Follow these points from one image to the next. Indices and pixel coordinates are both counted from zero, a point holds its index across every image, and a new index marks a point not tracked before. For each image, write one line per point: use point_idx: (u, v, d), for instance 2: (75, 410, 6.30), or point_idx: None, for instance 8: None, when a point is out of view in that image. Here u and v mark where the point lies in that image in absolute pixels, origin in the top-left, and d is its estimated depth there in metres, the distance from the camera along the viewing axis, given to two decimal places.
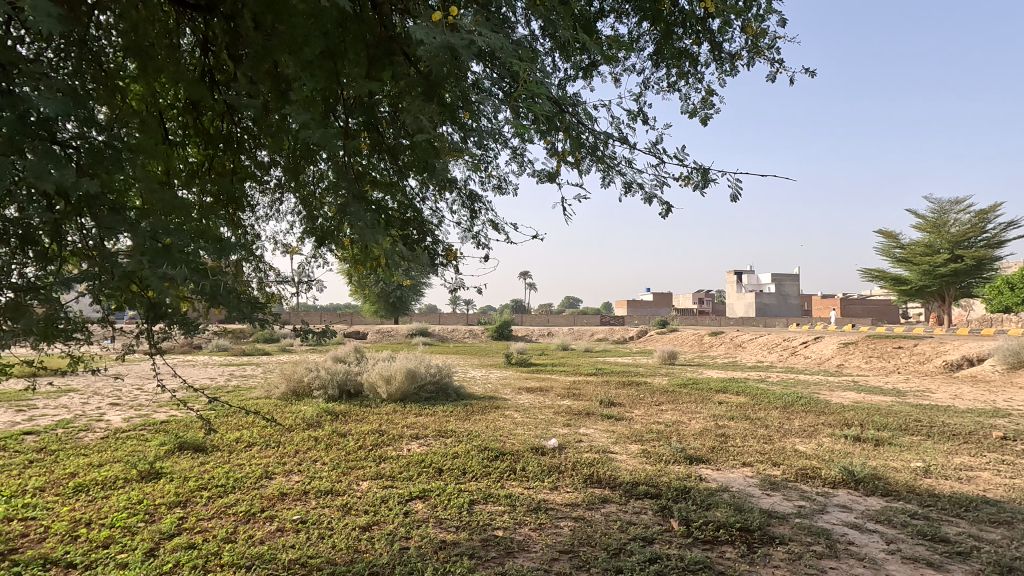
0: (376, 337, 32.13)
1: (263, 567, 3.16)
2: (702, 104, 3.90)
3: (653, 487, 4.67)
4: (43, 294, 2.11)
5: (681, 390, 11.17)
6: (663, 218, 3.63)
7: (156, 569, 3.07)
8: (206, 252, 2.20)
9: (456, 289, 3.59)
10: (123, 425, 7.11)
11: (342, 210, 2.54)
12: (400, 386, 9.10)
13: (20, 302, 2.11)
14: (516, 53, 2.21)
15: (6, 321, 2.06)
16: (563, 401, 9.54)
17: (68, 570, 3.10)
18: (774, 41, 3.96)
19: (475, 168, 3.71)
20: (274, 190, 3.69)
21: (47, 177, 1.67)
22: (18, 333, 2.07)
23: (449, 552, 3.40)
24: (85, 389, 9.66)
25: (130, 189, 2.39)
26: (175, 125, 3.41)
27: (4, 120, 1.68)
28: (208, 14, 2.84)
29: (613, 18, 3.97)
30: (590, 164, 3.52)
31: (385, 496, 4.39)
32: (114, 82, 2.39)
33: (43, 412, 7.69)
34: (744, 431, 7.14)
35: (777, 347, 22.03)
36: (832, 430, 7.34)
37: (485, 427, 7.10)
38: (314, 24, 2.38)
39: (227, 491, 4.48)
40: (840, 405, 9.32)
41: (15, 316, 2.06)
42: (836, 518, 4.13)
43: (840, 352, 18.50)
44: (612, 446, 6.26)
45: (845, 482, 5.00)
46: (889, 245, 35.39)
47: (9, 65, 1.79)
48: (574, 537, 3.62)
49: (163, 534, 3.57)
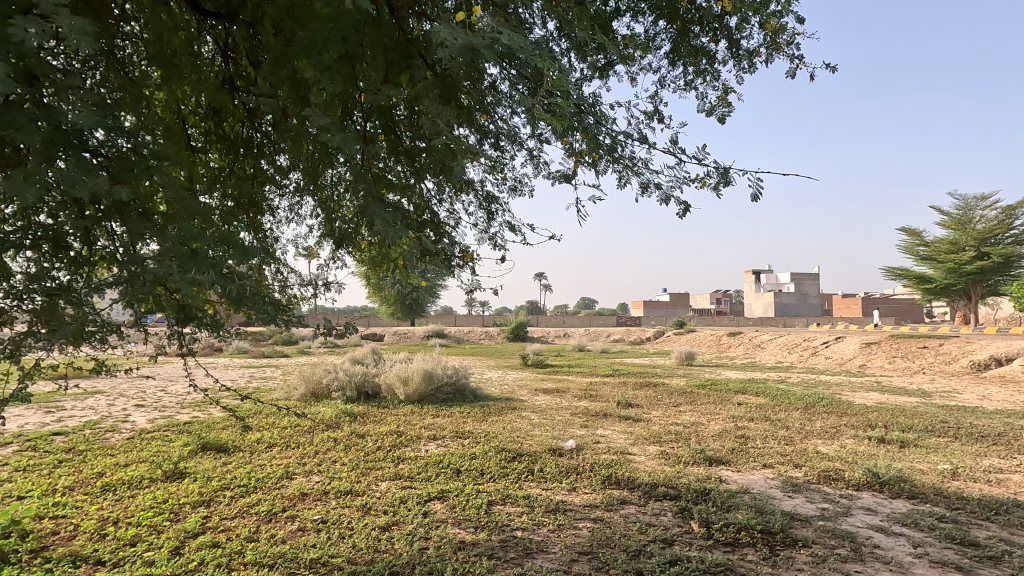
0: (393, 339, 32.42)
1: (286, 566, 3.19)
2: (719, 102, 3.86)
3: (673, 489, 4.63)
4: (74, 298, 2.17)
5: (700, 390, 11.08)
6: (681, 218, 3.58)
7: (182, 567, 3.12)
8: (231, 257, 2.25)
9: (474, 291, 3.58)
10: (148, 426, 7.26)
11: (361, 212, 2.56)
12: (418, 388, 9.17)
13: (54, 306, 2.17)
14: (536, 53, 2.21)
15: (43, 325, 2.14)
16: (580, 402, 9.52)
17: (96, 567, 3.17)
18: (793, 37, 3.91)
19: (491, 170, 3.72)
20: (293, 194, 3.73)
21: (82, 186, 1.72)
22: (51, 337, 2.12)
23: (469, 553, 3.40)
24: (111, 390, 9.90)
25: (156, 194, 2.45)
26: (197, 131, 3.48)
27: (41, 132, 1.73)
28: (228, 22, 2.89)
29: (629, 18, 3.94)
30: (607, 164, 3.50)
31: (404, 496, 4.42)
32: (140, 90, 2.45)
33: (71, 413, 7.89)
34: (764, 432, 7.05)
35: (797, 347, 21.73)
36: (855, 431, 7.22)
37: (502, 428, 7.10)
38: (334, 28, 2.39)
39: (249, 491, 4.55)
40: (863, 407, 9.14)
41: (51, 320, 2.12)
42: (861, 521, 4.05)
43: (862, 352, 18.19)
44: (630, 448, 6.23)
45: (870, 484, 4.91)
46: (912, 243, 34.66)
47: (41, 79, 1.85)
48: (593, 538, 3.61)
49: (187, 533, 3.64)
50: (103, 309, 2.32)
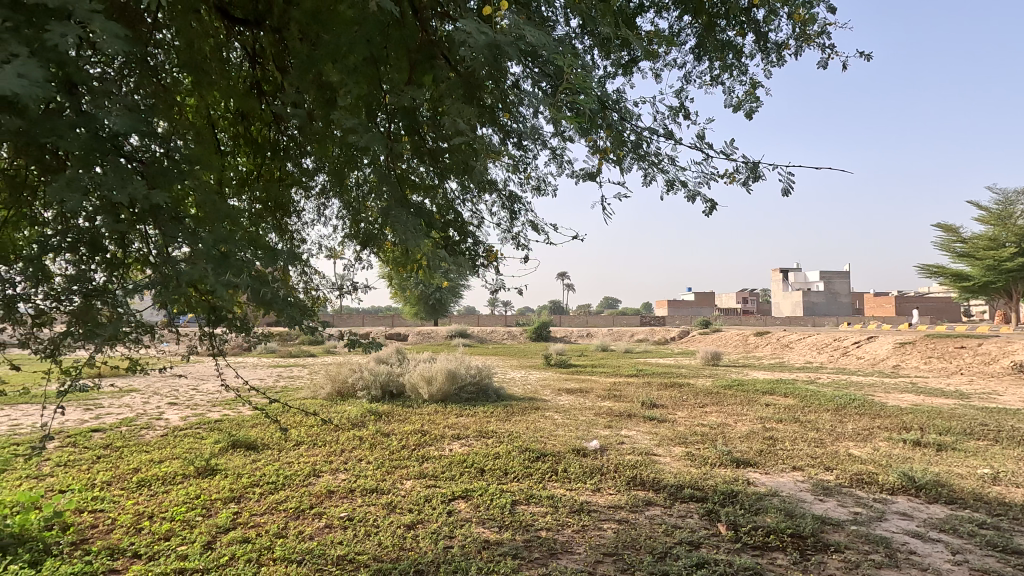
0: (417, 339, 32.70)
1: (314, 562, 3.24)
2: (747, 98, 3.79)
3: (699, 491, 4.57)
4: (110, 299, 2.23)
5: (727, 391, 10.90)
6: (708, 216, 3.46)
7: (214, 562, 3.20)
8: (260, 259, 2.29)
9: (497, 291, 3.56)
10: (180, 424, 7.46)
11: (385, 213, 2.58)
12: (442, 387, 9.22)
13: (91, 307, 2.24)
14: (559, 50, 2.20)
15: (81, 326, 2.21)
16: (604, 402, 9.46)
17: (133, 560, 3.27)
18: (824, 28, 3.81)
19: (514, 169, 3.71)
20: (319, 196, 3.79)
21: (120, 190, 1.77)
22: (89, 338, 2.19)
23: (493, 552, 3.41)
24: (146, 388, 10.20)
25: (187, 198, 2.51)
26: (225, 135, 3.55)
27: (81, 139, 1.79)
28: (255, 28, 2.95)
29: (653, 13, 3.89)
30: (632, 161, 3.44)
31: (429, 495, 4.45)
32: (172, 97, 2.51)
33: (108, 411, 8.16)
34: (793, 434, 6.90)
35: (828, 347, 21.21)
36: (889, 434, 7.01)
37: (525, 428, 7.10)
38: (359, 32, 2.42)
39: (278, 488, 4.63)
40: (898, 408, 8.87)
41: (88, 321, 2.19)
42: (896, 526, 3.93)
43: (896, 352, 17.66)
44: (655, 449, 6.16)
45: (905, 489, 4.76)
46: (949, 239, 33.51)
47: (79, 88, 1.90)
48: (618, 540, 3.58)
49: (219, 528, 3.72)
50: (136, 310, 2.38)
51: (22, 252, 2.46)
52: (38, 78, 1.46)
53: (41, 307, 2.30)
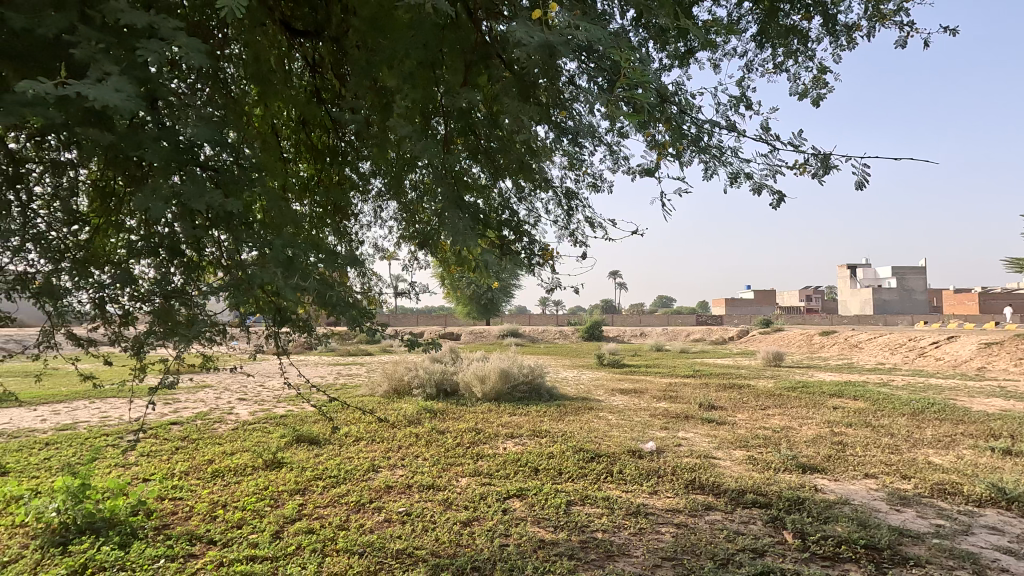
0: (469, 338, 33.11)
1: (374, 555, 3.34)
2: (814, 84, 3.60)
3: (762, 496, 4.39)
4: (187, 301, 2.37)
5: (791, 393, 10.43)
6: (776, 210, 3.21)
7: (282, 550, 3.35)
8: (324, 262, 2.37)
9: (553, 290, 3.51)
10: (249, 418, 7.87)
11: (441, 215, 2.61)
12: (495, 386, 9.30)
13: (170, 309, 2.39)
14: (616, 45, 2.15)
15: (162, 326, 2.36)
16: (659, 403, 9.26)
17: (209, 546, 3.47)
18: (899, 6, 3.57)
19: (569, 167, 3.67)
20: (377, 199, 3.88)
21: (199, 199, 1.88)
22: (169, 337, 2.33)
23: (549, 552, 3.40)
24: (218, 384, 10.82)
25: (256, 204, 2.63)
26: (288, 142, 3.70)
27: (162, 152, 1.91)
28: (315, 38, 3.06)
29: (711, 2, 3.76)
30: (692, 155, 3.32)
31: (484, 493, 4.49)
32: (240, 108, 2.63)
33: (185, 405, 8.72)
34: (865, 439, 6.52)
35: (902, 347, 19.90)
36: (975, 441, 6.50)
37: (579, 428, 7.04)
38: (415, 37, 2.46)
39: (339, 481, 4.80)
40: (984, 414, 8.21)
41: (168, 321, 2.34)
42: (984, 541, 3.64)
43: (981, 353, 16.34)
44: (714, 452, 5.97)
45: (995, 501, 4.39)
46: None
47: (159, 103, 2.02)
48: (678, 544, 3.49)
49: (286, 518, 3.90)
50: (210, 309, 2.52)
51: (111, 256, 2.65)
52: (128, 92, 1.56)
53: (127, 307, 2.48)
